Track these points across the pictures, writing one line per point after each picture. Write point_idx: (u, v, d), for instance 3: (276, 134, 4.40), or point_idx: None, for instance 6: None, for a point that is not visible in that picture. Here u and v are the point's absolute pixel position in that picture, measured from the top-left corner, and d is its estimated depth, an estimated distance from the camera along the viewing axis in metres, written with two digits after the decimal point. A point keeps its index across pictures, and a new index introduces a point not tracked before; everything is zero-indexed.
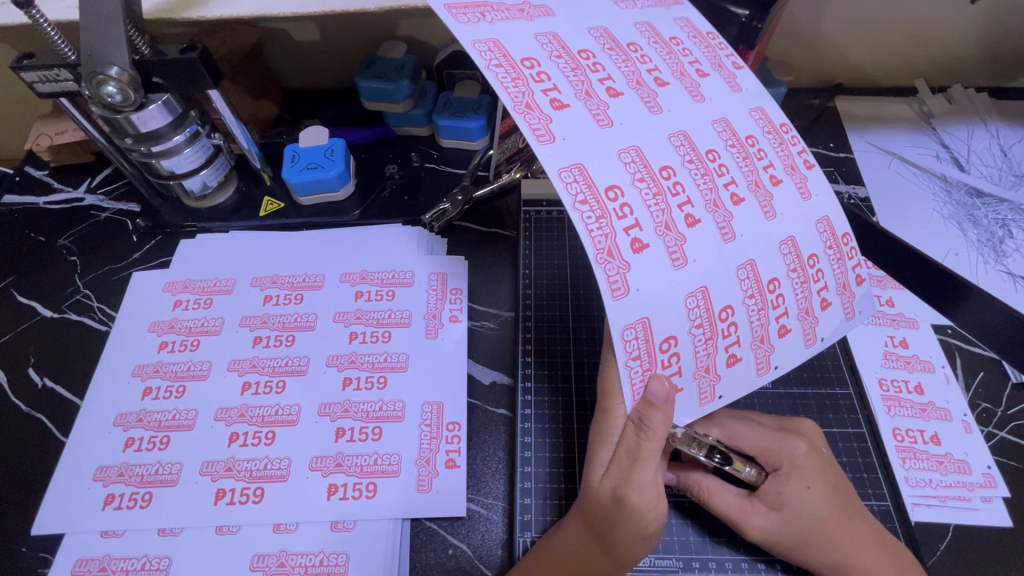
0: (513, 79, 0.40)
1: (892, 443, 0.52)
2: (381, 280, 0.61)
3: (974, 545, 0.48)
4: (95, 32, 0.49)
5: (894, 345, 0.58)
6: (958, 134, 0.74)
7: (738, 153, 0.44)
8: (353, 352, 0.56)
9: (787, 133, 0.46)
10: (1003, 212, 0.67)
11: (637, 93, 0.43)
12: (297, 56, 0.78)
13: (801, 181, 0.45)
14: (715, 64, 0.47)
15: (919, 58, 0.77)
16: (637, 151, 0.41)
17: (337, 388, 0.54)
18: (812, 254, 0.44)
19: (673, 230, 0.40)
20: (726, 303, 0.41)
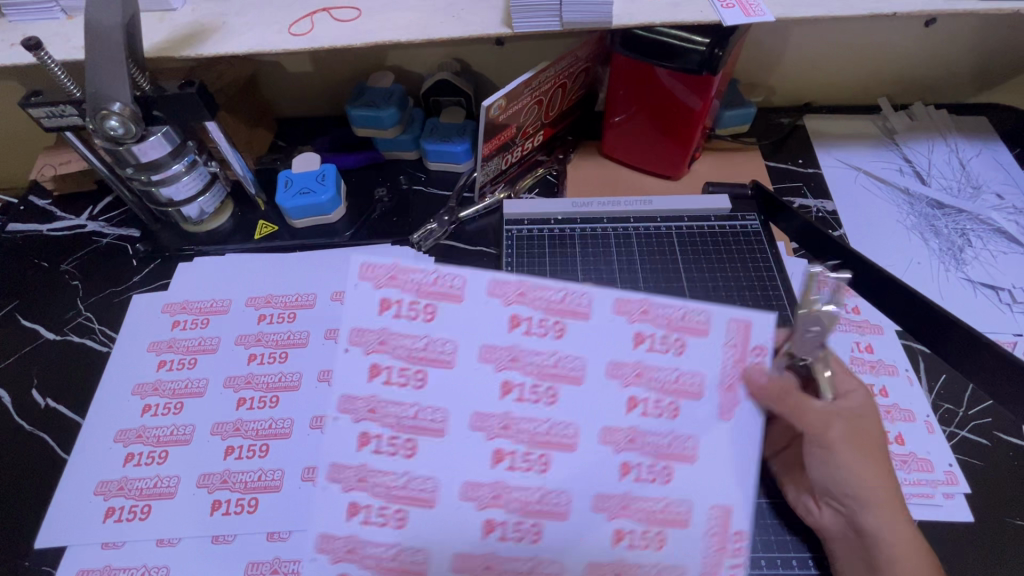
0: (384, 284, 0.44)
1: None
2: (421, 284, 0.44)
3: (936, 540, 0.50)
4: (99, 72, 0.52)
5: (861, 351, 0.61)
6: (919, 148, 0.78)
7: (638, 342, 0.44)
8: (390, 353, 0.44)
9: (754, 358, 0.44)
10: (962, 222, 0.70)
11: (563, 292, 0.44)
12: (290, 86, 0.82)
13: (688, 383, 0.44)
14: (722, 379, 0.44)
15: (880, 78, 0.81)
16: (528, 318, 0.44)
17: (350, 449, 0.44)
18: (673, 375, 0.44)
19: (504, 352, 0.44)
20: (618, 464, 0.44)
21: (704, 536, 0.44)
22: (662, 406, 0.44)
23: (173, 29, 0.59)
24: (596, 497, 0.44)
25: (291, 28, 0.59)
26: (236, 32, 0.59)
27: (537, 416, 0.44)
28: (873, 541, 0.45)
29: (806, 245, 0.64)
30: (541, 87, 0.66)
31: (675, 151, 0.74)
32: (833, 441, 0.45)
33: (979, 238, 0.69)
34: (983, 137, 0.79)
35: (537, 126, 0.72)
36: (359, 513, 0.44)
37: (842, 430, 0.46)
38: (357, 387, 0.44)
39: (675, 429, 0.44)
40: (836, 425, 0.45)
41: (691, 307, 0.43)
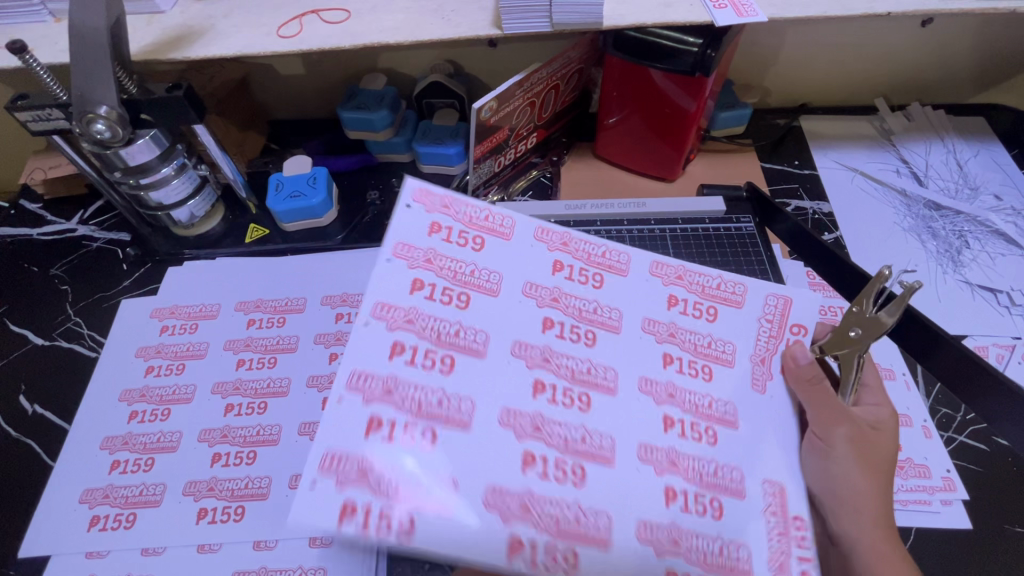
0: (445, 213, 0.46)
1: None
2: (469, 215, 0.46)
3: (934, 549, 0.49)
4: (84, 75, 0.52)
5: None
6: (917, 149, 0.77)
7: (676, 300, 0.49)
8: (435, 271, 0.44)
9: (796, 331, 0.49)
10: (960, 224, 0.70)
11: (611, 253, 0.49)
12: (282, 89, 0.81)
13: (720, 349, 0.48)
14: (757, 356, 0.48)
15: (876, 78, 0.80)
16: (568, 266, 0.47)
17: (382, 359, 0.40)
18: (709, 341, 0.48)
19: (547, 292, 0.46)
20: (662, 415, 0.44)
21: (761, 516, 0.42)
22: (696, 367, 0.47)
23: (161, 32, 0.59)
24: (641, 447, 0.42)
25: (279, 30, 0.58)
26: (224, 35, 0.58)
27: (568, 355, 0.44)
28: (850, 546, 0.46)
29: (798, 249, 0.62)
30: (534, 88, 0.65)
31: (670, 153, 0.73)
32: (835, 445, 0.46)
33: (977, 240, 0.68)
34: (981, 138, 0.78)
35: (530, 127, 0.72)
36: (350, 513, 0.35)
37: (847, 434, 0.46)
38: (396, 308, 0.42)
39: (711, 395, 0.46)
40: (845, 427, 0.46)
41: (727, 281, 0.50)
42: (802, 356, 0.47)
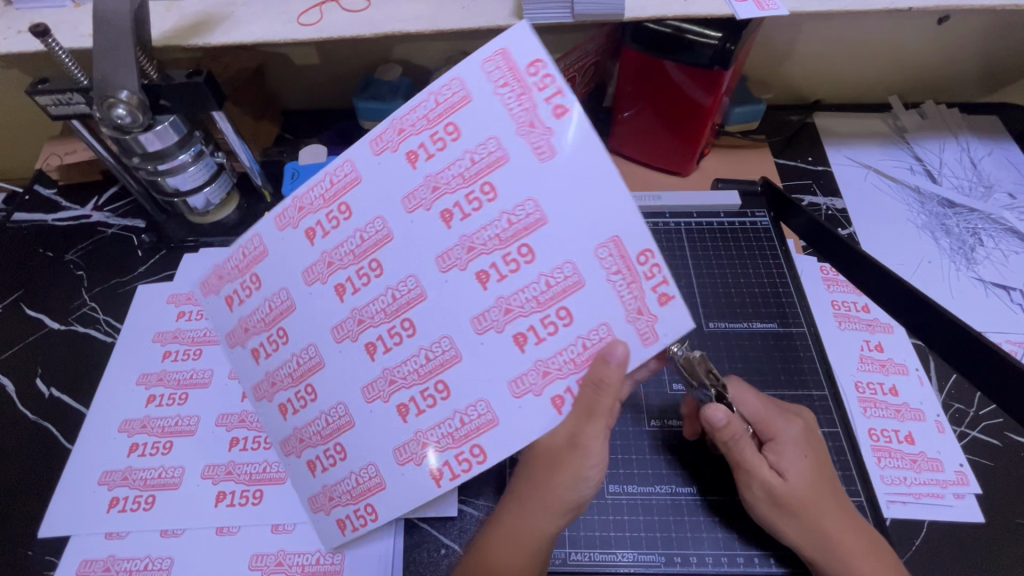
0: (223, 285, 0.49)
1: (868, 443, 0.54)
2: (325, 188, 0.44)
3: (948, 542, 0.49)
4: (107, 59, 0.52)
5: (870, 349, 0.60)
6: (930, 147, 0.77)
7: (534, 141, 0.39)
8: (325, 258, 0.45)
9: (536, 72, 0.38)
10: (974, 222, 0.70)
11: (422, 113, 0.41)
12: (297, 79, 0.81)
13: (490, 155, 0.40)
14: (527, 122, 0.39)
15: (891, 76, 0.80)
16: (405, 141, 0.42)
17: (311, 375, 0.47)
18: (543, 136, 0.39)
19: (458, 249, 0.42)
20: (512, 335, 0.41)
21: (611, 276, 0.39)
22: (477, 198, 0.41)
23: (182, 18, 0.59)
24: (510, 385, 0.41)
25: (299, 18, 0.58)
26: (243, 22, 0.58)
27: (442, 418, 0.43)
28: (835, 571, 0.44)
29: (812, 244, 0.63)
30: None
31: (684, 147, 0.73)
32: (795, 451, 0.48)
33: (991, 238, 0.69)
34: (995, 137, 0.78)
35: None
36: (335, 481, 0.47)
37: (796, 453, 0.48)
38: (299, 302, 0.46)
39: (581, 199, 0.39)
40: (796, 436, 0.49)
41: (436, 88, 0.40)
42: (719, 418, 0.44)
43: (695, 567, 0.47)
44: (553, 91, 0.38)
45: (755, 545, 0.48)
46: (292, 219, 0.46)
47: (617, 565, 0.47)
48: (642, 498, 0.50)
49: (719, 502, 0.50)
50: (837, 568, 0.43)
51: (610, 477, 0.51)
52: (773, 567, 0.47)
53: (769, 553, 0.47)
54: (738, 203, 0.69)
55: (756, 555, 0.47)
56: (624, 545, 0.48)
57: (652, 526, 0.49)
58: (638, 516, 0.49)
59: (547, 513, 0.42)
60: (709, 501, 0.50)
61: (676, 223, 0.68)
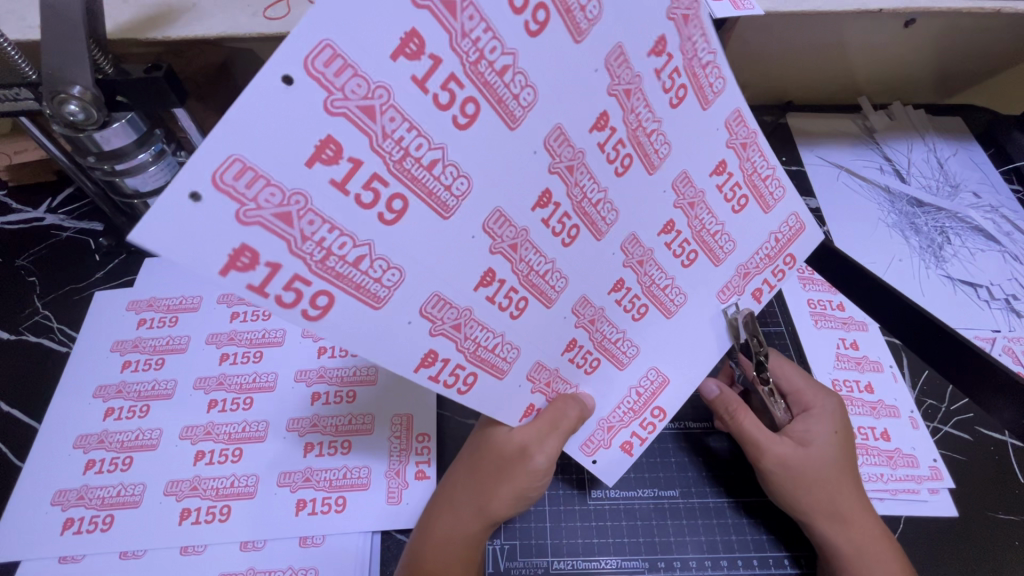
0: (229, 343, 0.58)
1: None
2: None
3: (925, 537, 0.50)
4: (56, 52, 0.49)
5: (846, 347, 0.61)
6: (899, 147, 0.79)
7: (684, 203, 0.40)
8: (448, 36, 0.25)
9: (766, 177, 0.42)
10: (942, 220, 0.71)
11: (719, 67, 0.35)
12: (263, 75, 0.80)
13: (657, 148, 0.36)
14: (739, 180, 0.41)
15: (860, 77, 0.82)
16: (669, 53, 0.33)
17: (295, 160, 0.24)
18: (712, 218, 0.41)
19: (564, 165, 0.33)
20: (570, 338, 0.41)
21: (622, 334, 0.43)
22: (618, 150, 0.34)
23: (139, 10, 0.57)
24: (533, 366, 0.40)
25: (265, 11, 0.57)
26: (206, 14, 0.57)
27: (462, 350, 0.35)
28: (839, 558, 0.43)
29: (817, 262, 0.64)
30: None
31: None
32: (822, 428, 0.48)
33: (958, 236, 0.70)
34: (959, 138, 0.80)
35: None
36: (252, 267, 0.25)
37: (821, 427, 0.48)
38: (366, 62, 0.24)
39: (676, 280, 0.43)
40: (820, 408, 0.49)
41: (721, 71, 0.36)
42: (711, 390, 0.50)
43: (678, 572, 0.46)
44: (748, 191, 0.42)
45: (737, 548, 0.48)
46: None
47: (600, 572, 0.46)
48: (625, 503, 0.49)
49: (700, 503, 0.50)
50: (844, 545, 0.44)
51: (593, 482, 0.50)
52: (756, 569, 0.47)
53: (751, 555, 0.47)
54: None
55: (738, 558, 0.47)
56: (607, 552, 0.47)
57: (634, 530, 0.48)
58: (622, 521, 0.48)
59: (482, 522, 0.44)
60: (690, 503, 0.50)
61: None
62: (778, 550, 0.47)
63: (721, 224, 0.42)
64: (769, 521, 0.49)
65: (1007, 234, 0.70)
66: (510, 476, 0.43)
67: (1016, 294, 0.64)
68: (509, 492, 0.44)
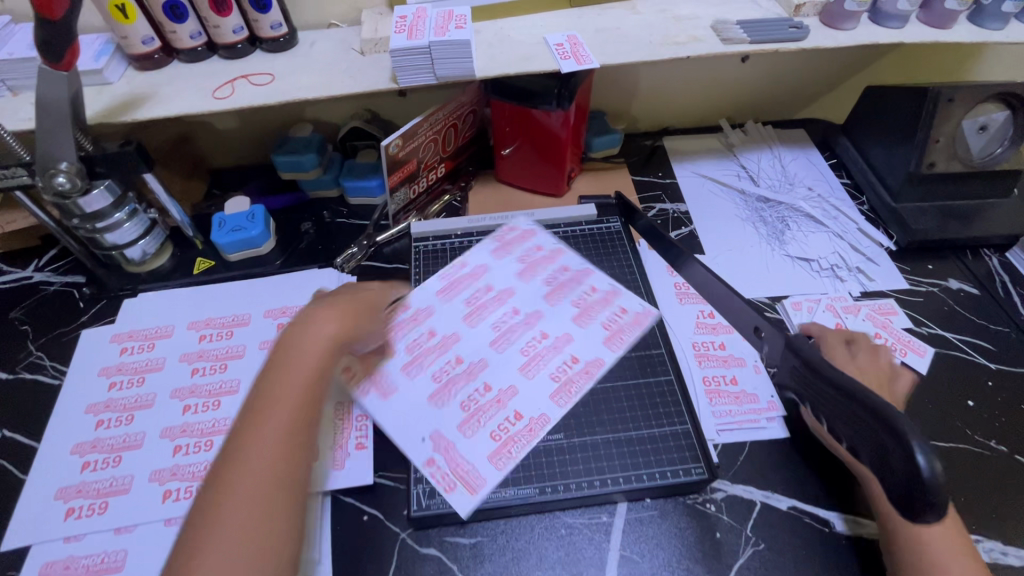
0: (199, 359, 0.70)
1: (703, 387, 0.68)
2: (591, 304, 0.73)
3: (762, 453, 0.64)
4: (46, 138, 0.63)
5: (704, 316, 0.75)
6: (752, 157, 0.96)
7: (536, 370, 0.67)
8: (576, 273, 0.77)
9: (540, 422, 0.62)
10: (784, 212, 0.87)
11: (582, 389, 0.65)
12: (221, 141, 0.95)
13: (502, 340, 0.70)
14: (525, 425, 0.62)
15: (716, 103, 1.00)
16: (568, 335, 0.70)
17: (537, 282, 0.76)
18: (526, 426, 0.62)
19: (475, 315, 0.73)
20: (375, 346, 0.68)
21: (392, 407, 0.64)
22: (498, 315, 0.73)
23: (112, 100, 0.71)
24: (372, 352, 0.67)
25: (215, 93, 0.73)
26: (168, 99, 0.72)
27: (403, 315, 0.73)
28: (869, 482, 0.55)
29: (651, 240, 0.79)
30: (434, 127, 0.82)
31: (554, 171, 0.88)
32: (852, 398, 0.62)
33: (796, 223, 0.86)
34: (800, 145, 0.98)
35: (437, 159, 0.87)
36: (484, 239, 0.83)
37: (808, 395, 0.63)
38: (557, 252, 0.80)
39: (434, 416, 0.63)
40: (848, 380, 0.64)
41: (580, 368, 0.67)
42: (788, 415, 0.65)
43: (562, 493, 0.58)
44: (501, 455, 0.60)
45: (608, 472, 0.59)
46: (600, 313, 0.72)
47: (501, 499, 0.58)
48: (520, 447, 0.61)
49: (579, 442, 0.61)
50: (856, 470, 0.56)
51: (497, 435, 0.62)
52: (622, 484, 0.59)
53: (619, 477, 0.59)
54: (595, 213, 0.85)
55: (610, 478, 0.59)
56: (507, 484, 0.59)
57: (526, 466, 0.60)
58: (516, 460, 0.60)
59: (326, 338, 0.48)
60: (571, 441, 0.62)
61: (441, 245, 0.83)
62: (641, 468, 0.59)
63: (486, 417, 0.63)
64: (632, 451, 0.61)
65: (833, 218, 0.86)
66: (339, 303, 0.53)
67: (838, 264, 0.81)
68: (328, 312, 0.51)
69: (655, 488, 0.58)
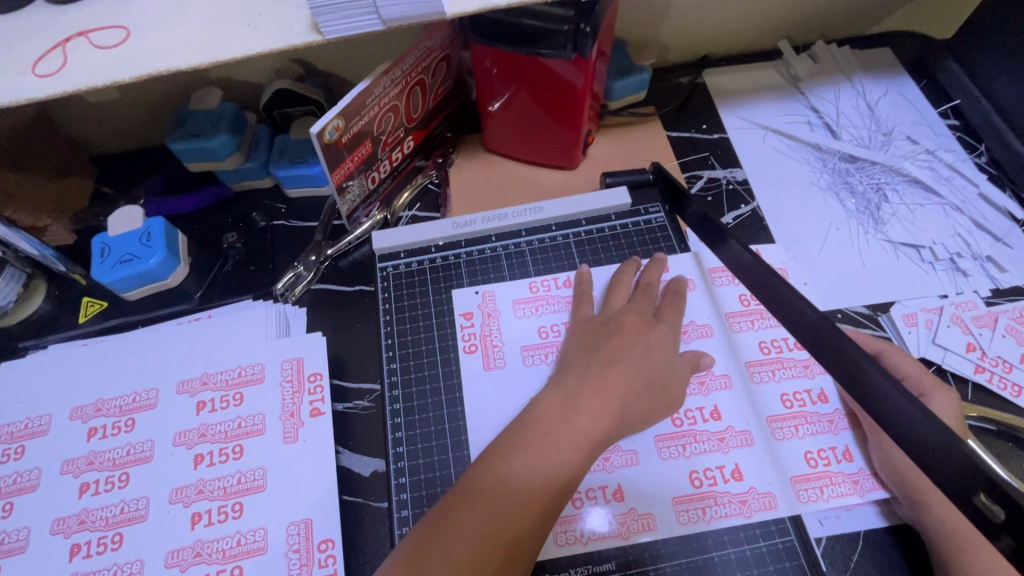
0: (89, 470, 0.50)
1: (804, 469, 0.47)
2: (792, 381, 0.51)
3: (889, 553, 0.45)
4: None
5: (787, 347, 0.52)
6: (827, 95, 0.71)
7: (677, 453, 0.48)
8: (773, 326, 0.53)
9: (639, 521, 0.45)
10: (877, 176, 0.65)
11: (725, 520, 0.45)
12: (96, 120, 0.67)
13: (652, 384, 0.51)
14: (620, 520, 0.45)
15: (777, 18, 0.73)
16: (714, 407, 0.49)
17: (725, 311, 0.54)
18: (621, 515, 0.46)
19: None
20: (295, 438, 0.51)
21: (284, 556, 0.46)
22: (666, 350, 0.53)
23: None
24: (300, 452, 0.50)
25: (35, 67, 0.45)
26: None
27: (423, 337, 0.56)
28: None
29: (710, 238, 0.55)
30: (393, 90, 0.56)
31: (568, 135, 0.63)
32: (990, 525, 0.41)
33: (895, 192, 0.64)
34: (888, 73, 0.73)
35: (402, 131, 0.62)
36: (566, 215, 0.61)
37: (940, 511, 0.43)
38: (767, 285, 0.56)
39: None
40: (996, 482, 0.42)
41: (727, 470, 0.47)
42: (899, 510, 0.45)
43: None
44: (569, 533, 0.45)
45: None
46: (798, 404, 0.50)
47: None
48: None
49: (640, 573, 0.44)
50: None
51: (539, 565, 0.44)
52: None
53: None
54: (629, 202, 0.62)
55: None
56: None
57: None
58: None
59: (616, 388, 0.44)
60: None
61: (416, 262, 0.60)
62: None
63: (594, 511, 0.46)
64: None
65: (946, 181, 0.64)
66: (604, 382, 0.44)
67: (960, 252, 0.60)
68: (600, 408, 0.43)
69: None
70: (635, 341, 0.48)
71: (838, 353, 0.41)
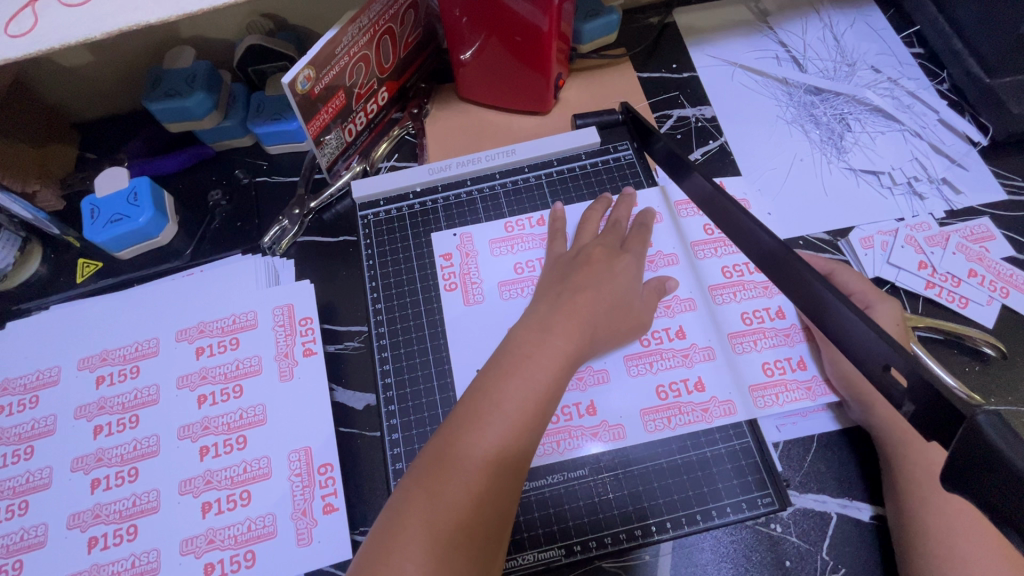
0: (101, 413, 0.54)
1: (762, 378, 0.51)
2: (751, 301, 0.54)
3: (839, 452, 0.50)
4: None
5: (748, 271, 0.56)
6: (793, 29, 0.72)
7: (644, 369, 0.51)
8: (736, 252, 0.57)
9: (608, 429, 0.49)
10: (840, 106, 0.67)
11: (689, 426, 0.49)
12: (72, 85, 0.68)
13: None
14: (592, 431, 0.49)
15: None
16: (678, 328, 0.53)
17: (689, 240, 0.57)
18: (593, 427, 0.50)
19: None
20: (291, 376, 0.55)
21: (288, 480, 0.51)
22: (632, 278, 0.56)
23: None
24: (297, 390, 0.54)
25: (7, 27, 0.46)
26: None
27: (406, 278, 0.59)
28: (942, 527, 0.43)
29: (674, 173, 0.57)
30: (361, 39, 0.57)
31: (539, 81, 0.65)
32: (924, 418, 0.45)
33: (858, 121, 0.66)
34: (855, 4, 0.74)
35: (376, 83, 0.63)
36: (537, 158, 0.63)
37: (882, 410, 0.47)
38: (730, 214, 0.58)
39: None
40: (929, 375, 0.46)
41: (690, 382, 0.51)
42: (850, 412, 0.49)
43: (592, 552, 0.47)
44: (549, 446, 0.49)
45: (648, 517, 0.47)
46: (757, 321, 0.53)
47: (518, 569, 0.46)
48: (537, 493, 0.48)
49: (612, 477, 0.48)
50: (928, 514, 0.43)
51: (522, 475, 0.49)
52: (669, 532, 0.47)
53: (663, 522, 0.47)
54: (598, 141, 0.63)
55: (651, 525, 0.47)
56: (525, 547, 0.47)
57: (549, 518, 0.48)
58: (534, 513, 0.48)
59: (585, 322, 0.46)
60: (603, 481, 0.48)
61: (396, 209, 0.62)
62: (687, 508, 0.48)
63: (569, 424, 0.50)
64: (676, 490, 0.48)
65: (906, 108, 0.66)
66: (573, 307, 0.47)
67: (917, 175, 0.62)
68: (569, 329, 0.45)
69: (713, 529, 0.47)
70: (601, 270, 0.51)
71: (792, 273, 0.42)
